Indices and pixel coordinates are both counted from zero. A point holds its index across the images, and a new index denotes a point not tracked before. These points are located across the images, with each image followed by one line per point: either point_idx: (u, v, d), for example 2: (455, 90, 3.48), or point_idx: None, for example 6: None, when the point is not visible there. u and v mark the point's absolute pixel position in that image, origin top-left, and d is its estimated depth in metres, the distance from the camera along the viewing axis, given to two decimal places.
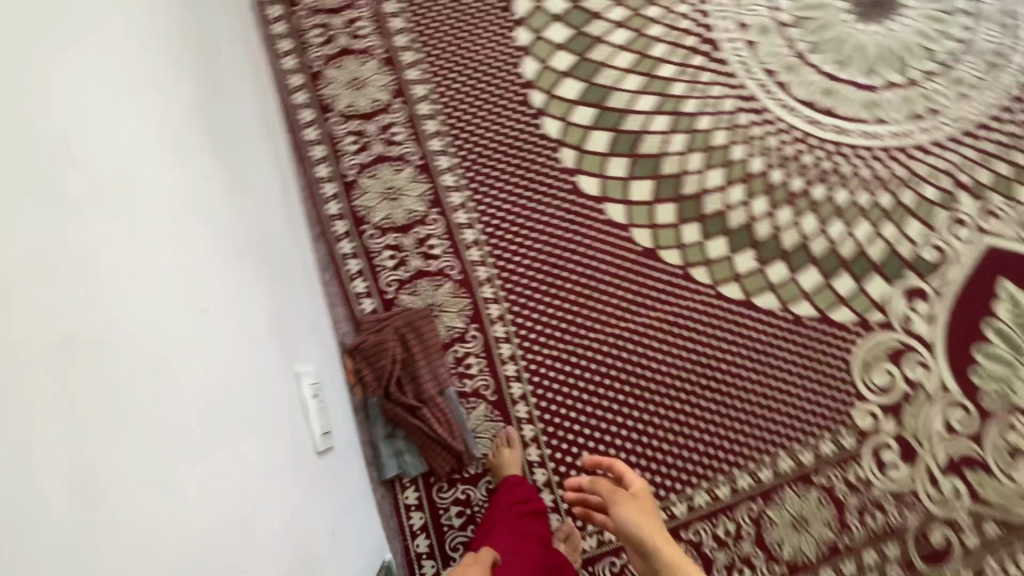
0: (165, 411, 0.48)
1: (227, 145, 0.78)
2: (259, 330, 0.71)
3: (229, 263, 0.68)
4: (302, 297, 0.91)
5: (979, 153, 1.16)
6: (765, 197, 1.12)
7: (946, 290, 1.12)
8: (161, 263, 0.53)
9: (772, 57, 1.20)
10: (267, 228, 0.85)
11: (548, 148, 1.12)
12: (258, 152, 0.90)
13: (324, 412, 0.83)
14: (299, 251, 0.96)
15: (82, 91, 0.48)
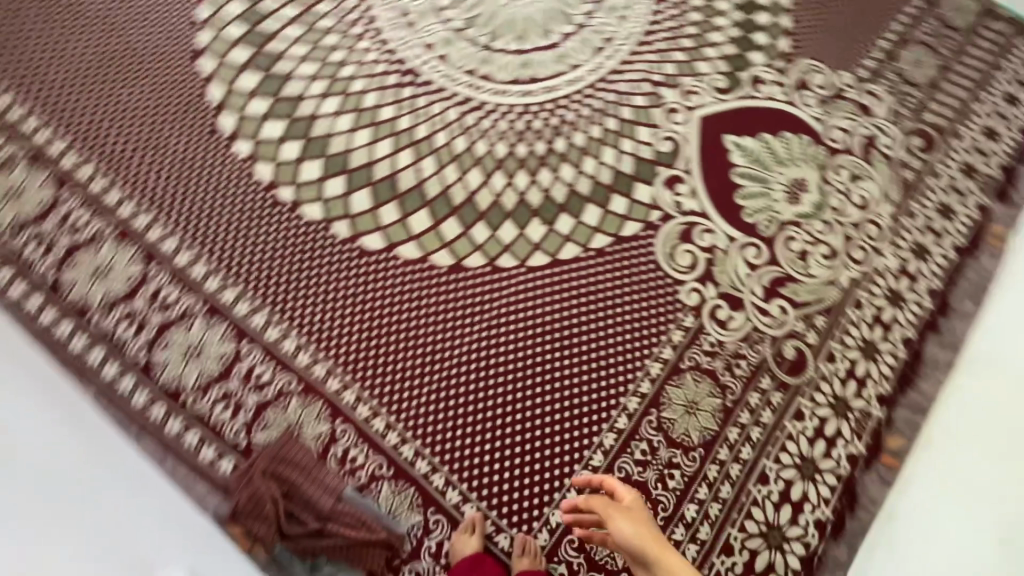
0: None
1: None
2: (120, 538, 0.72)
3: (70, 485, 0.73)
4: (153, 494, 0.87)
5: (656, 54, 1.40)
6: (523, 170, 1.25)
7: (692, 165, 1.34)
8: None
9: (466, 59, 1.32)
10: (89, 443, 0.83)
11: (320, 230, 1.15)
12: (29, 388, 0.84)
13: None
14: (124, 457, 0.91)
15: None
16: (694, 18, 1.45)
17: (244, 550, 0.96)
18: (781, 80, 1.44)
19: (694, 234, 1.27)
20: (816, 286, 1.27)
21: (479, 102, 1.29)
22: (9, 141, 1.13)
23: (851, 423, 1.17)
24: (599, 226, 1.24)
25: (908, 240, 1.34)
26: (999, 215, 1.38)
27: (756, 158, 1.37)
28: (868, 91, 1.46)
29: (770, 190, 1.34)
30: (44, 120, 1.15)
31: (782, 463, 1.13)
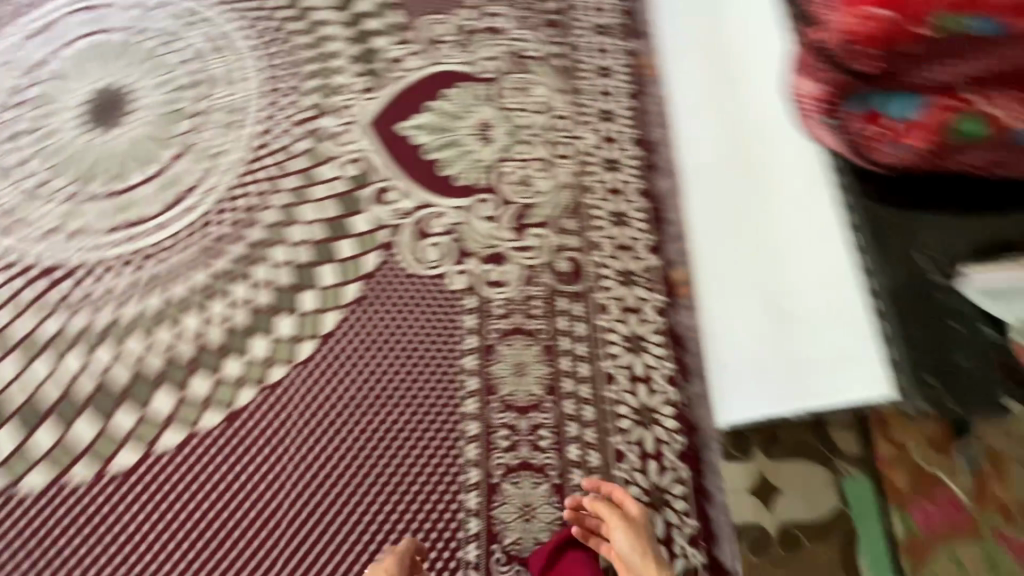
0: None
1: None
2: None
3: None
4: None
5: (292, 98, 1.37)
6: (236, 281, 1.17)
7: (387, 169, 1.32)
8: None
9: (111, 216, 1.22)
10: None
11: (81, 486, 1.05)
12: None
13: None
14: None
15: None
16: (304, 44, 1.43)
17: None
18: (414, 48, 1.48)
19: (428, 226, 1.28)
20: (550, 198, 1.34)
21: (150, 249, 1.20)
22: None
23: (644, 284, 1.27)
24: (341, 280, 1.20)
25: (593, 112, 1.46)
26: (644, 46, 1.54)
27: (436, 127, 1.39)
28: (487, 13, 1.54)
29: (465, 146, 1.38)
30: None
31: (615, 355, 1.20)
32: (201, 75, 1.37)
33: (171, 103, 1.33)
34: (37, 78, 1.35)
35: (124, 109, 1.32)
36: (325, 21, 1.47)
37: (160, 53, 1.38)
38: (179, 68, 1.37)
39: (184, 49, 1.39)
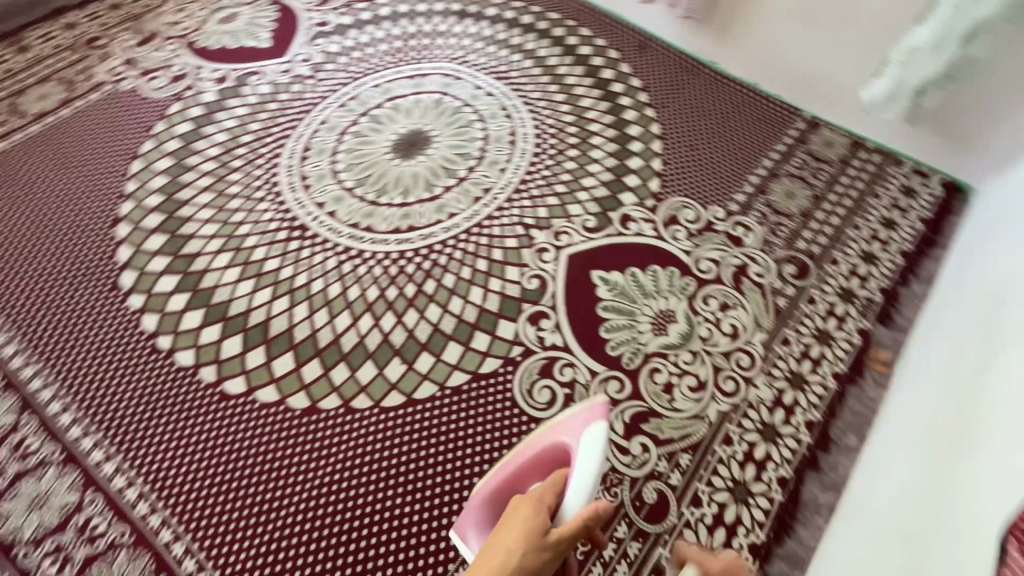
0: None
1: None
2: None
3: None
4: None
5: (531, 200, 1.55)
6: (390, 311, 1.34)
7: (557, 301, 1.39)
8: None
9: (351, 211, 1.49)
10: None
11: (187, 375, 1.23)
12: None
13: None
14: None
15: None
16: (568, 168, 1.62)
17: None
18: (652, 217, 1.54)
19: (555, 370, 1.29)
20: (681, 422, 1.24)
21: (361, 251, 1.43)
22: None
23: None
24: (458, 365, 1.28)
25: (785, 368, 1.31)
26: (881, 336, 1.36)
27: (623, 291, 1.41)
28: (737, 222, 1.54)
29: (637, 323, 1.36)
30: None
31: None
32: (482, 151, 1.64)
33: (439, 167, 1.60)
34: (383, 100, 1.73)
35: (420, 146, 1.64)
36: (597, 160, 1.64)
37: (471, 118, 1.71)
38: (475, 139, 1.67)
39: (487, 124, 1.70)
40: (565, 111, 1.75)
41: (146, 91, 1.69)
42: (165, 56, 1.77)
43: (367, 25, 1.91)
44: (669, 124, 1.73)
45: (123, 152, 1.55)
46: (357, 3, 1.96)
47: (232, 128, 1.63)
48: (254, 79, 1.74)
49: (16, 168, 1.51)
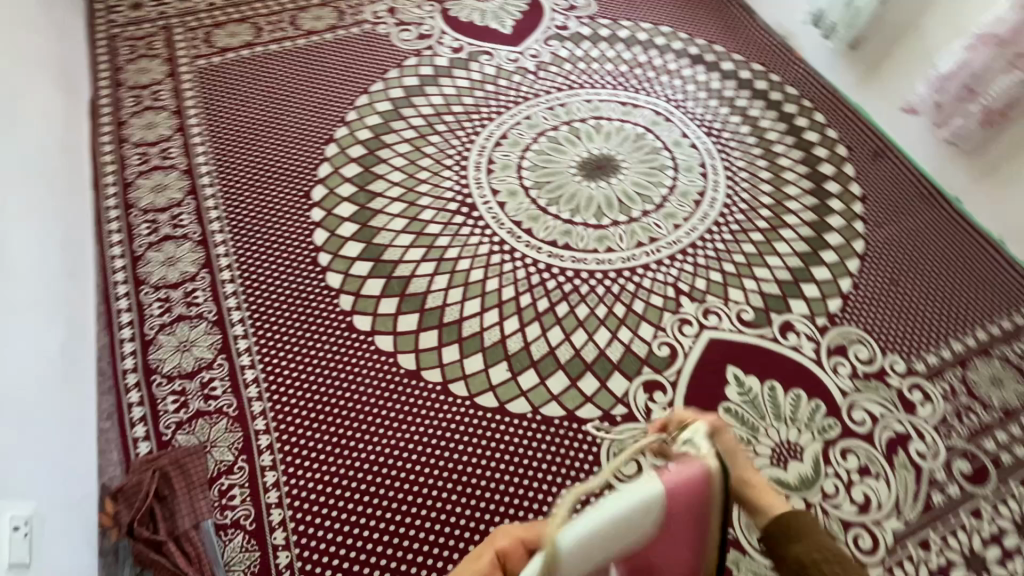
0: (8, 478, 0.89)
1: (23, 299, 1.07)
2: (28, 446, 0.96)
3: (23, 390, 0.99)
4: (60, 432, 1.05)
5: (693, 266, 1.46)
6: (516, 316, 1.35)
7: (679, 379, 1.30)
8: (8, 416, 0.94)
9: (519, 209, 1.52)
10: (40, 364, 1.06)
11: (330, 295, 1.35)
12: (46, 312, 1.13)
13: (29, 545, 0.87)
14: (70, 392, 1.12)
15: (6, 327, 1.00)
16: (745, 249, 1.50)
17: (102, 524, 1.05)
18: (819, 338, 1.37)
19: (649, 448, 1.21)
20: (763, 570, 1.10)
21: (513, 250, 1.45)
22: (182, 155, 1.55)
23: None
24: (558, 398, 1.25)
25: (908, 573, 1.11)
26: None
27: (754, 401, 1.28)
28: (917, 385, 1.31)
29: (754, 442, 1.23)
30: (203, 139, 1.58)
31: None
32: (663, 198, 1.58)
33: (616, 199, 1.56)
34: (589, 116, 1.74)
35: (606, 172, 1.62)
36: (780, 254, 1.50)
37: (666, 163, 1.65)
38: (662, 183, 1.61)
39: (679, 174, 1.63)
40: (766, 189, 1.62)
41: (395, 39, 1.86)
42: (421, 15, 1.95)
43: (602, 41, 1.94)
44: (878, 246, 1.52)
45: (357, 85, 1.74)
46: (602, 19, 1.99)
47: (449, 95, 1.74)
48: (484, 58, 1.85)
49: (276, 70, 1.75)
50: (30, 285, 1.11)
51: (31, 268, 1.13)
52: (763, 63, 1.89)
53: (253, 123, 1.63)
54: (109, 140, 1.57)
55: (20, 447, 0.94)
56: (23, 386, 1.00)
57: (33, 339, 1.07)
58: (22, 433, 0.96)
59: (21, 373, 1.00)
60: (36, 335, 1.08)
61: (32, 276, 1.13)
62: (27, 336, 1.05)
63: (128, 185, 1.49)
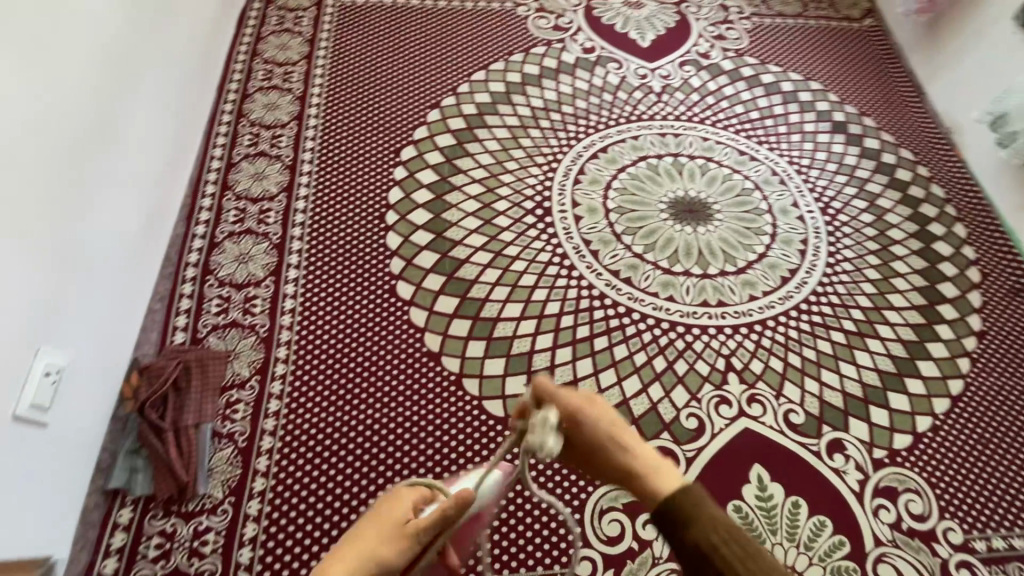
0: (65, 331, 1.02)
1: (121, 175, 1.18)
2: (84, 308, 1.06)
3: (98, 259, 1.11)
4: (115, 302, 1.16)
5: (755, 345, 1.33)
6: (551, 334, 1.31)
7: (696, 458, 1.20)
8: (85, 281, 1.07)
9: (592, 228, 1.46)
10: (114, 235, 1.16)
11: (384, 254, 1.37)
12: (137, 191, 1.24)
13: (52, 390, 0.97)
14: (135, 267, 1.22)
15: (104, 204, 1.13)
16: (820, 346, 1.34)
17: (123, 393, 1.16)
18: (869, 471, 1.21)
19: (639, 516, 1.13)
20: None
21: (572, 267, 1.40)
22: (301, 82, 1.63)
23: None
24: None
25: None
26: None
27: (771, 511, 1.16)
28: (969, 565, 1.13)
29: None
30: (324, 72, 1.65)
31: None
32: (748, 263, 1.45)
33: (697, 249, 1.46)
34: (699, 154, 1.63)
35: (697, 218, 1.51)
36: (859, 364, 1.33)
37: (764, 227, 1.51)
38: (752, 247, 1.47)
39: (775, 243, 1.49)
40: (867, 289, 1.44)
41: (530, 24, 1.84)
42: (564, 6, 1.90)
43: (742, 80, 1.80)
44: (978, 394, 1.31)
45: (479, 59, 1.73)
46: (749, 57, 1.85)
47: (564, 93, 1.69)
48: (612, 65, 1.78)
49: (409, 25, 1.78)
50: (134, 166, 1.23)
51: (140, 152, 1.25)
52: (914, 151, 1.68)
53: (371, 69, 1.67)
54: (245, 50, 1.68)
55: (79, 306, 1.05)
56: (100, 256, 1.12)
57: (121, 217, 1.18)
58: (84, 295, 1.07)
59: (102, 245, 1.12)
60: (127, 216, 1.20)
61: (137, 158, 1.24)
62: (119, 216, 1.18)
63: (247, 96, 1.59)
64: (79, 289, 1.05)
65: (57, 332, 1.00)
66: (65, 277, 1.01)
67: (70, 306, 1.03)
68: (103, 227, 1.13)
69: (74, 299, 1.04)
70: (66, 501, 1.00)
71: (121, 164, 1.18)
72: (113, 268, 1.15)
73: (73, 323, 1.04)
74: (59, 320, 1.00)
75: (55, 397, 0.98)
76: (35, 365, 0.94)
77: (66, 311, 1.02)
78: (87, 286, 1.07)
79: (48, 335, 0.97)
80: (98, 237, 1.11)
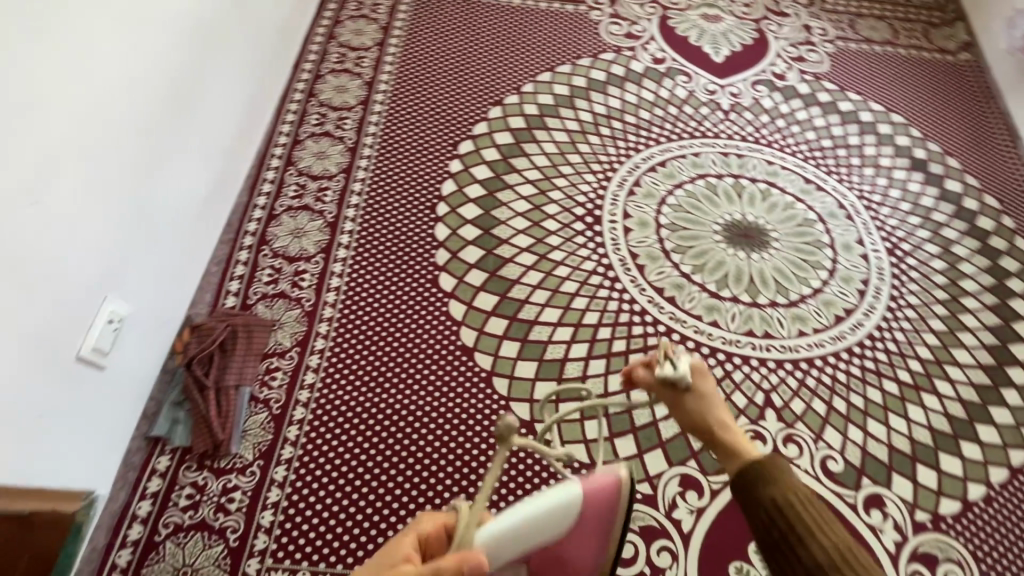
0: (132, 285, 1.09)
1: (195, 143, 1.25)
2: (150, 264, 1.14)
3: (168, 220, 1.18)
4: (178, 261, 1.22)
5: (798, 383, 1.28)
6: (587, 345, 1.29)
7: (722, 491, 1.16)
8: (154, 239, 1.14)
9: (641, 242, 1.43)
10: (183, 198, 1.23)
11: (431, 244, 1.39)
12: (208, 160, 1.30)
13: (112, 337, 1.04)
14: (199, 231, 1.29)
15: (179, 169, 1.20)
16: (869, 393, 1.27)
17: (174, 347, 1.22)
18: (909, 533, 1.13)
19: (655, 542, 1.10)
20: None
21: (615, 280, 1.38)
22: (371, 68, 1.67)
23: None
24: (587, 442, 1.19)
25: None
26: None
27: None
28: None
29: None
30: (394, 60, 1.69)
31: None
32: (802, 297, 1.39)
33: (748, 275, 1.41)
34: (762, 178, 1.57)
35: (751, 243, 1.46)
36: (910, 418, 1.25)
37: (823, 261, 1.44)
38: (807, 281, 1.41)
39: (832, 279, 1.42)
40: (930, 340, 1.35)
41: (602, 29, 1.82)
42: (639, 14, 1.87)
43: (817, 105, 1.72)
44: None
45: (546, 60, 1.73)
46: (828, 82, 1.76)
47: (628, 102, 1.67)
48: (681, 78, 1.73)
49: (482, 21, 1.80)
50: (209, 136, 1.30)
51: (215, 124, 1.32)
52: (1000, 199, 1.56)
53: (440, 61, 1.70)
54: (323, 33, 1.74)
55: (146, 262, 1.12)
56: (170, 218, 1.19)
57: (193, 183, 1.25)
58: (152, 252, 1.14)
59: (172, 207, 1.19)
60: (198, 183, 1.27)
61: (212, 129, 1.31)
62: (192, 183, 1.25)
63: (319, 77, 1.65)
64: (149, 246, 1.13)
65: (124, 285, 1.07)
66: (136, 233, 1.09)
67: (138, 261, 1.10)
68: (176, 191, 1.20)
69: (143, 255, 1.11)
70: (113, 441, 1.07)
71: (197, 133, 1.25)
72: (181, 230, 1.23)
73: (140, 278, 1.11)
74: (126, 273, 1.07)
75: (116, 344, 1.06)
76: (100, 311, 1.01)
77: (134, 265, 1.09)
78: (156, 245, 1.15)
79: (115, 286, 1.05)
80: (170, 200, 1.18)
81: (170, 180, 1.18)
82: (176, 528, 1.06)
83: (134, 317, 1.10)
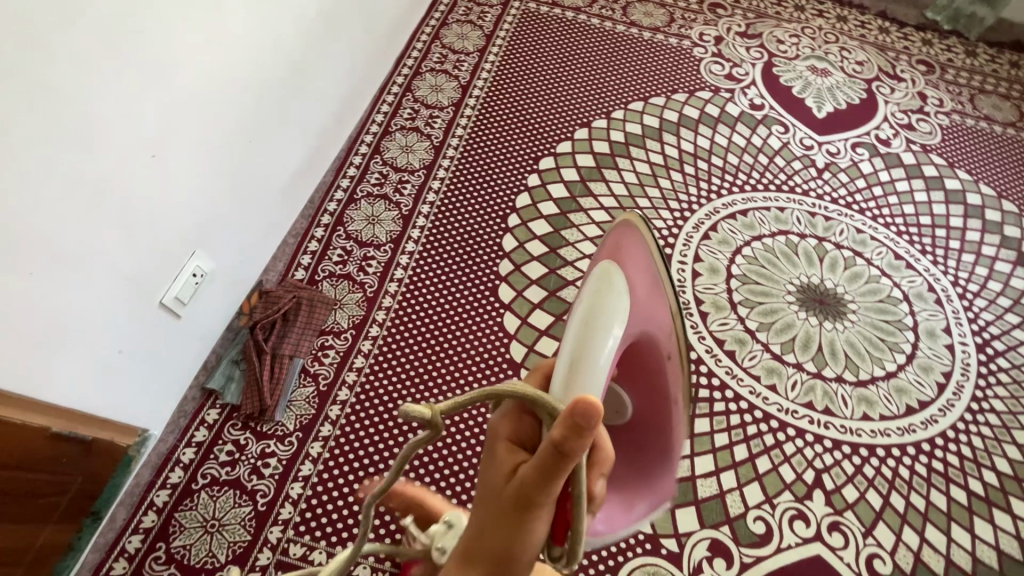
0: (217, 244, 1.15)
1: (297, 120, 1.31)
2: (236, 227, 1.19)
3: (259, 188, 1.24)
4: (261, 228, 1.28)
5: (854, 469, 1.19)
6: None
7: (753, 566, 1.09)
8: (245, 205, 1.20)
9: (708, 289, 1.39)
10: (277, 171, 1.29)
11: (496, 253, 1.40)
12: (305, 137, 1.36)
13: (192, 289, 1.10)
14: (284, 203, 1.35)
15: (278, 142, 1.26)
16: (932, 496, 1.17)
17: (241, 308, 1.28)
18: None
19: None
20: None
21: None
22: (468, 72, 1.71)
23: None
24: None
25: None
26: None
27: None
28: None
29: None
30: (492, 67, 1.72)
31: None
32: (872, 378, 1.30)
33: (817, 344, 1.33)
34: (848, 245, 1.49)
35: (826, 311, 1.38)
36: (975, 533, 1.14)
37: (903, 344, 1.35)
38: (881, 362, 1.32)
39: (910, 366, 1.32)
40: (1010, 452, 1.23)
41: (702, 66, 1.78)
42: (743, 56, 1.83)
43: (921, 178, 1.61)
44: None
45: (641, 88, 1.71)
46: (937, 156, 1.66)
47: (717, 144, 1.62)
48: (777, 128, 1.68)
49: (583, 41, 1.81)
50: (309, 116, 1.36)
51: (317, 105, 1.38)
52: None
53: (535, 74, 1.72)
54: (429, 32, 1.79)
55: (233, 225, 1.18)
56: (262, 186, 1.25)
57: (287, 157, 1.31)
58: (240, 216, 1.20)
59: (265, 176, 1.25)
60: (292, 158, 1.33)
61: (314, 109, 1.37)
62: (287, 157, 1.31)
63: (418, 73, 1.70)
64: (239, 211, 1.19)
65: (211, 243, 1.13)
66: (230, 197, 1.15)
67: (227, 224, 1.16)
68: (272, 162, 1.26)
69: (232, 219, 1.17)
70: (174, 387, 1.13)
71: (300, 111, 1.31)
72: (269, 199, 1.28)
73: (225, 239, 1.17)
74: (215, 233, 1.13)
75: (193, 297, 1.12)
76: (187, 264, 1.07)
77: (224, 226, 1.16)
78: (245, 210, 1.21)
79: (204, 243, 1.11)
80: (265, 170, 1.24)
81: (269, 152, 1.24)
82: (213, 480, 1.10)
83: (214, 274, 1.16)
